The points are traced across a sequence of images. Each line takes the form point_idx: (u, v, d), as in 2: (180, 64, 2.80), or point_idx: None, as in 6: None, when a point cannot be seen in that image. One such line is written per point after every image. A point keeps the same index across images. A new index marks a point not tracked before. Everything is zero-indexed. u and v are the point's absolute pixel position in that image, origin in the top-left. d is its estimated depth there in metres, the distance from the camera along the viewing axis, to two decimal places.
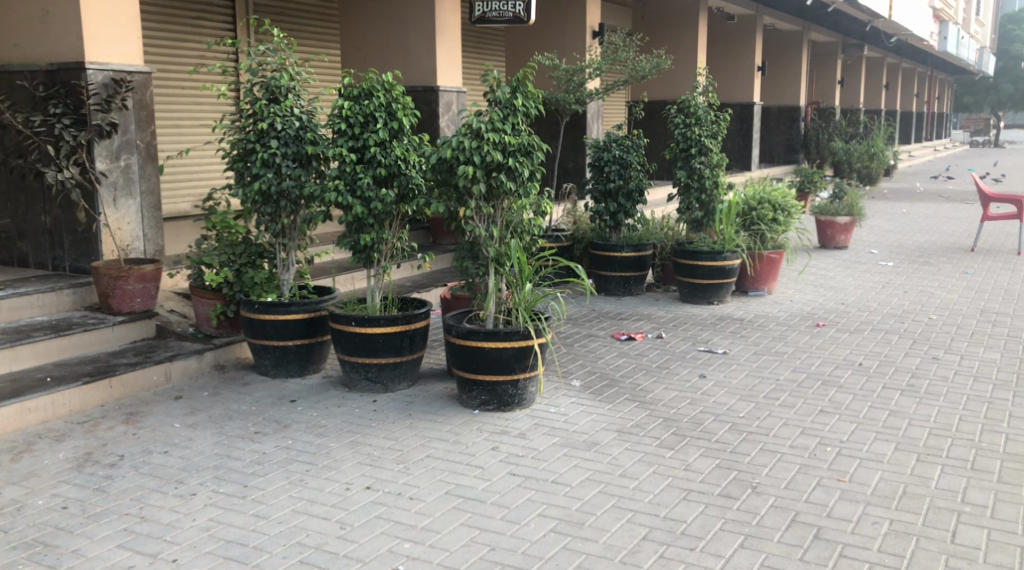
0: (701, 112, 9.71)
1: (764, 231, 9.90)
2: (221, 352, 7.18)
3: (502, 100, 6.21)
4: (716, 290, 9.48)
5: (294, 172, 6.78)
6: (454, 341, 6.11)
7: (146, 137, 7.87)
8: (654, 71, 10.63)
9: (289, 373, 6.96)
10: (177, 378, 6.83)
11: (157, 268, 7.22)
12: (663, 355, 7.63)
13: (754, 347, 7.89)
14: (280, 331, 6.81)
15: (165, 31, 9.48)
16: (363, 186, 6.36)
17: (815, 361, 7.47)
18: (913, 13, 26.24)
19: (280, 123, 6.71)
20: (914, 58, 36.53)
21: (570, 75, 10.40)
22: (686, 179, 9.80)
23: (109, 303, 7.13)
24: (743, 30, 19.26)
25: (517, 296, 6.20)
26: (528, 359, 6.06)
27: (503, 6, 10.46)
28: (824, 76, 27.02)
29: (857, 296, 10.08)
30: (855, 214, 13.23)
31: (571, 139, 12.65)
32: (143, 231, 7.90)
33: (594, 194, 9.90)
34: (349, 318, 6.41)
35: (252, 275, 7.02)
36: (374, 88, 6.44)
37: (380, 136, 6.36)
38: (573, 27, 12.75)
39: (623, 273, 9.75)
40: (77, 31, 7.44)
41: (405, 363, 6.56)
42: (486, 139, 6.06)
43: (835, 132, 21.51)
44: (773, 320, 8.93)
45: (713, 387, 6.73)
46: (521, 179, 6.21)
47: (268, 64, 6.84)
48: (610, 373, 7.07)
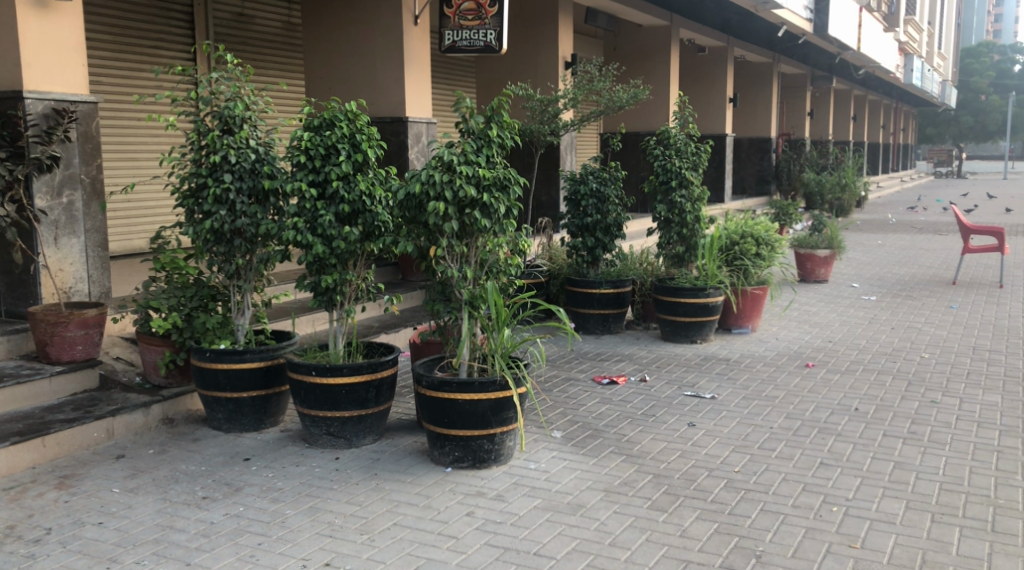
0: (681, 144, 9.34)
1: (748, 266, 9.46)
2: (170, 405, 6.61)
3: (475, 131, 5.75)
4: (699, 328, 9.03)
5: (250, 209, 6.26)
6: (425, 393, 5.59)
7: (92, 171, 7.31)
8: (632, 102, 10.22)
9: (244, 428, 6.40)
10: (119, 435, 6.25)
11: (101, 312, 6.65)
12: (648, 400, 7.13)
13: (743, 391, 7.42)
14: (233, 381, 6.26)
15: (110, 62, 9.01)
16: (324, 224, 5.85)
17: (809, 405, 7.02)
18: (880, 45, 26.24)
19: (234, 156, 6.19)
20: (881, 90, 36.73)
21: (545, 105, 9.95)
22: (666, 214, 9.37)
23: (47, 351, 6.54)
24: (714, 61, 19.02)
25: (493, 342, 5.63)
26: (505, 412, 5.55)
27: (473, 35, 10.04)
28: (794, 108, 26.90)
29: (844, 333, 9.67)
30: (835, 247, 12.88)
31: (545, 172, 12.24)
32: (88, 272, 7.31)
33: (571, 228, 9.44)
34: (309, 367, 5.88)
35: (204, 319, 6.46)
36: (336, 118, 5.96)
37: (343, 169, 5.86)
38: (545, 58, 12.38)
39: (601, 311, 9.29)
40: (15, 59, 6.91)
41: (370, 416, 6.02)
42: (459, 173, 5.58)
43: (806, 164, 21.33)
44: (760, 360, 8.49)
45: (704, 437, 6.24)
46: (497, 216, 5.69)
47: (221, 92, 6.32)
48: (593, 422, 6.56)
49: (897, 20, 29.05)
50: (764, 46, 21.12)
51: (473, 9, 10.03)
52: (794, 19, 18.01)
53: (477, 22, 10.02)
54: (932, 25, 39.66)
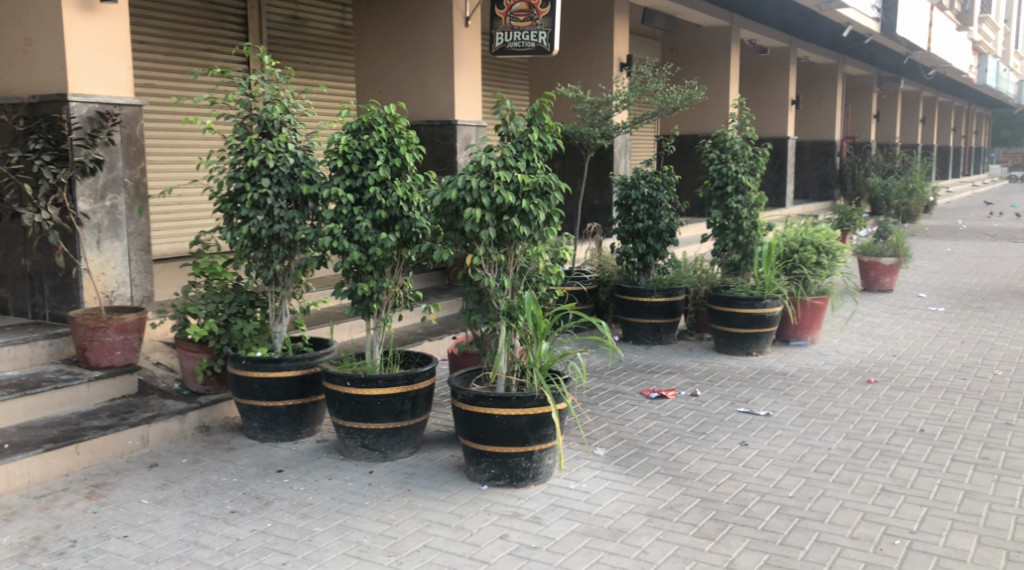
0: (737, 147, 8.99)
1: (807, 275, 9.09)
2: (206, 412, 6.50)
3: (515, 134, 5.53)
4: (755, 340, 8.70)
5: (287, 214, 6.11)
6: (461, 407, 5.38)
7: (136, 174, 7.25)
8: (687, 103, 9.89)
9: (279, 437, 6.26)
10: (154, 443, 6.16)
11: (140, 317, 6.57)
12: (698, 417, 6.85)
13: (800, 409, 7.09)
14: (268, 390, 6.13)
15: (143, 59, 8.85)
16: (360, 230, 5.67)
17: (869, 425, 6.68)
18: (952, 45, 25.38)
19: (272, 160, 6.05)
20: (952, 91, 35.66)
21: (595, 107, 9.69)
22: (721, 219, 9.06)
23: (86, 356, 6.47)
24: (777, 62, 18.52)
25: (532, 354, 5.43)
26: (544, 429, 5.32)
27: (524, 37, 9.81)
28: (860, 110, 26.19)
29: (908, 346, 9.25)
30: (901, 255, 12.40)
31: (598, 176, 11.98)
32: (130, 276, 7.25)
33: (621, 234, 9.19)
34: (344, 377, 5.71)
35: (241, 326, 6.30)
36: (374, 121, 5.78)
37: (380, 174, 5.68)
38: (598, 59, 12.13)
39: (652, 320, 9.00)
40: (61, 61, 6.87)
41: (406, 429, 5.83)
42: (497, 178, 5.35)
43: (872, 167, 20.71)
44: (818, 375, 8.13)
45: (757, 459, 5.98)
46: (536, 223, 5.45)
47: (260, 95, 6.18)
48: (639, 440, 6.30)
49: (971, 18, 27.91)
50: (828, 46, 20.54)
51: (525, 10, 9.81)
52: (861, 19, 17.46)
53: (529, 23, 9.80)
54: (1009, 24, 38.32)
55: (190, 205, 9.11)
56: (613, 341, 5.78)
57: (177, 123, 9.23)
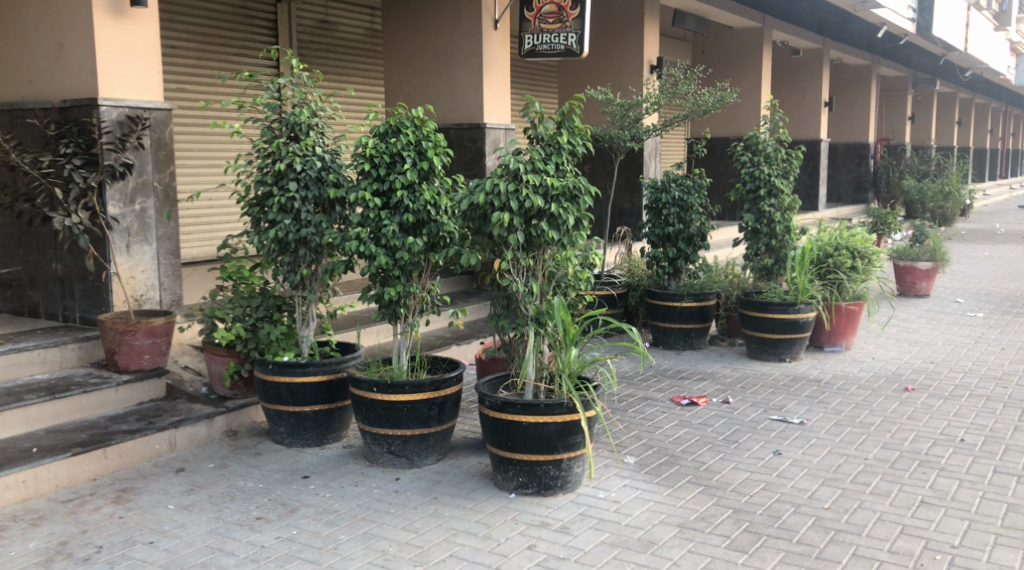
0: (770, 150, 8.85)
1: (842, 280, 8.93)
2: (233, 416, 6.49)
3: (544, 137, 5.45)
4: (788, 346, 8.56)
5: (315, 218, 6.08)
6: (489, 414, 5.32)
7: (165, 178, 7.26)
8: (718, 105, 9.79)
9: (306, 443, 6.22)
10: (181, 447, 6.14)
11: (168, 321, 6.57)
12: (730, 425, 6.73)
13: (835, 417, 6.96)
14: (295, 395, 6.09)
15: (171, 64, 8.87)
16: (387, 234, 5.62)
17: (907, 434, 6.55)
18: (989, 45, 24.97)
19: (300, 163, 6.01)
20: (989, 93, 35.13)
21: (625, 109, 9.60)
22: (754, 224, 8.89)
23: (114, 360, 6.47)
24: (810, 64, 18.30)
25: (560, 361, 5.33)
26: (573, 436, 5.24)
27: (554, 39, 9.74)
28: (894, 113, 25.85)
29: (947, 353, 9.07)
30: (938, 259, 12.20)
31: (627, 179, 11.88)
32: (159, 280, 7.25)
33: (651, 238, 9.07)
34: (370, 383, 5.66)
35: (268, 330, 6.29)
36: (402, 125, 5.74)
37: (408, 178, 5.63)
38: (629, 60, 12.03)
39: (683, 325, 8.89)
40: (91, 65, 6.88)
41: (433, 436, 5.78)
42: (525, 182, 5.28)
43: (906, 170, 20.42)
44: (854, 382, 7.98)
45: (791, 468, 5.88)
46: (566, 228, 5.37)
47: (288, 99, 6.15)
48: (670, 448, 6.20)
49: (1010, 18, 27.23)
50: (862, 47, 20.28)
51: (554, 12, 9.74)
52: (896, 20, 17.23)
53: (558, 25, 9.72)
54: None
55: (218, 208, 9.12)
56: (643, 348, 5.67)
57: (206, 127, 9.25)
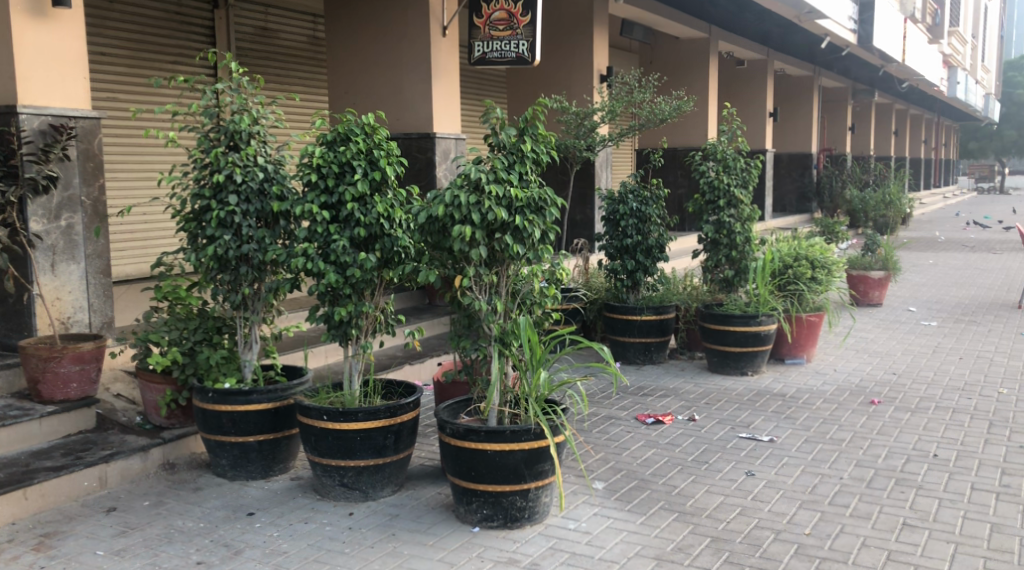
0: (730, 159, 8.60)
1: (803, 291, 8.73)
2: (171, 448, 6.01)
3: (506, 145, 5.11)
4: (750, 359, 8.32)
5: (257, 233, 5.65)
6: (450, 443, 4.95)
7: (94, 192, 6.75)
8: (675, 114, 9.56)
9: (250, 475, 5.78)
10: (113, 483, 5.67)
11: (98, 346, 6.07)
12: (698, 444, 6.44)
13: (805, 433, 6.71)
14: (238, 425, 5.65)
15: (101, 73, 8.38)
16: (337, 250, 5.23)
17: (880, 450, 6.31)
18: (924, 57, 25.32)
19: (241, 174, 5.58)
20: (924, 104, 35.75)
21: (580, 118, 9.35)
22: (713, 234, 8.64)
23: (39, 389, 5.96)
24: (755, 75, 18.27)
25: (527, 384, 4.98)
26: (541, 464, 4.90)
27: (504, 46, 9.43)
28: (835, 123, 26.08)
29: (908, 364, 8.89)
30: (889, 268, 12.14)
31: (580, 189, 11.60)
32: (88, 301, 6.73)
33: (609, 250, 8.79)
34: (320, 412, 5.26)
35: (208, 355, 5.85)
36: (351, 132, 5.35)
37: (358, 189, 5.24)
38: (580, 70, 11.76)
39: (643, 339, 8.62)
40: (9, 71, 6.37)
41: (389, 465, 5.38)
42: (487, 193, 4.93)
43: (849, 180, 20.56)
44: (819, 396, 7.76)
45: (766, 490, 5.60)
46: (531, 241, 5.04)
47: (227, 105, 5.69)
48: (639, 471, 5.89)
49: (942, 31, 27.86)
50: (805, 58, 20.35)
51: (504, 19, 9.42)
52: (838, 30, 17.29)
53: (509, 32, 9.40)
54: (976, 38, 38.51)
55: (152, 223, 8.60)
56: (613, 367, 5.36)
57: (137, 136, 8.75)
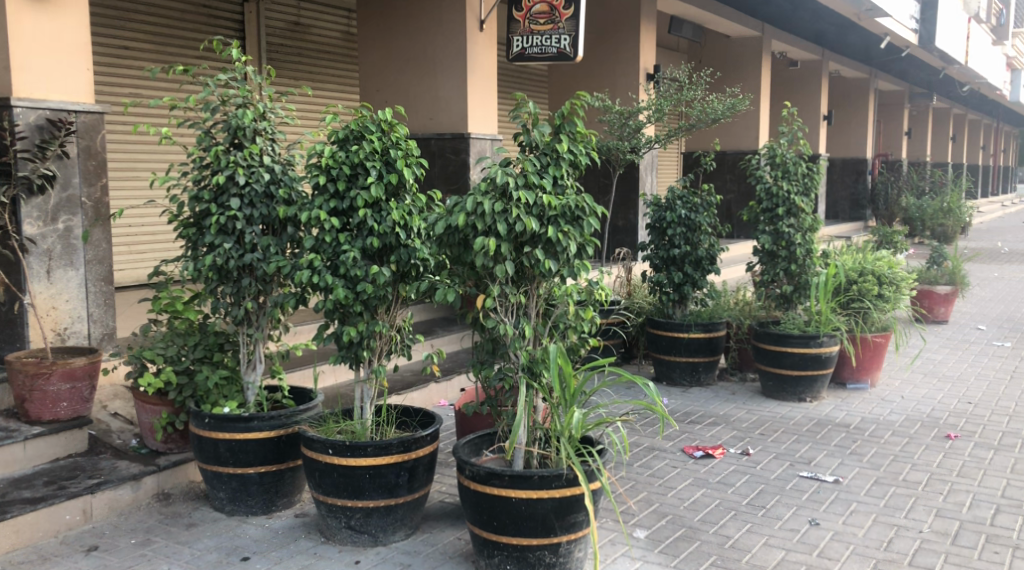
0: (790, 163, 7.85)
1: (868, 309, 7.97)
2: (166, 476, 5.45)
3: (539, 144, 4.45)
4: (809, 384, 7.59)
5: (262, 241, 5.05)
6: (470, 487, 4.32)
7: (96, 193, 6.14)
8: (729, 113, 8.83)
9: (250, 511, 5.19)
10: (99, 517, 5.11)
11: (91, 362, 5.49)
12: (754, 484, 5.75)
13: (874, 473, 5.98)
14: (237, 455, 5.07)
15: (123, 67, 7.88)
16: (347, 262, 4.62)
17: (962, 498, 5.57)
18: (987, 59, 24.18)
19: (244, 175, 4.98)
20: (983, 108, 34.46)
21: (625, 118, 8.65)
22: (770, 246, 7.90)
23: (25, 409, 5.40)
24: (808, 76, 17.39)
25: (559, 422, 4.33)
26: (573, 515, 4.25)
27: (545, 41, 8.76)
28: (891, 127, 25.05)
29: (982, 391, 8.08)
30: (957, 282, 11.30)
31: (623, 195, 10.92)
32: (87, 311, 6.13)
33: (654, 261, 8.10)
34: (325, 445, 4.67)
35: (206, 375, 5.27)
36: (365, 129, 4.71)
37: (372, 194, 4.62)
38: (625, 65, 11.08)
39: (690, 358, 7.91)
40: (4, 59, 5.77)
41: (401, 507, 4.76)
42: (516, 200, 4.28)
43: (905, 186, 19.60)
44: (886, 427, 7.01)
45: (834, 545, 4.94)
46: (565, 256, 4.39)
47: (230, 98, 5.07)
48: (686, 517, 5.23)
49: (1006, 32, 26.66)
50: (861, 59, 19.41)
51: (546, 12, 8.76)
52: (899, 30, 16.37)
53: (550, 26, 8.75)
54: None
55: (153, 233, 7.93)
56: (660, 407, 4.70)
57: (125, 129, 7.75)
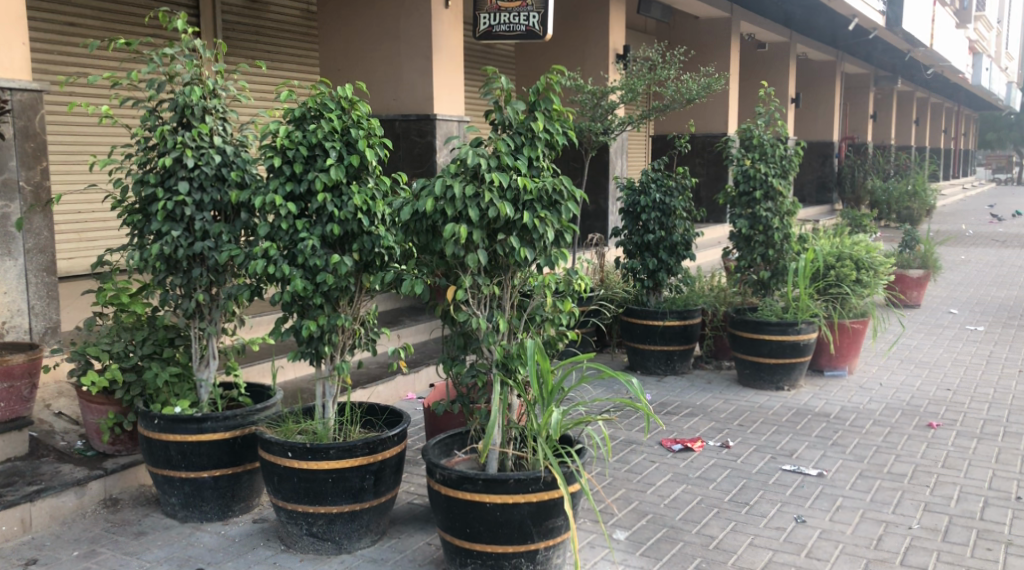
0: (767, 145, 7.61)
1: (846, 295, 7.75)
2: (114, 480, 5.09)
3: (512, 123, 4.15)
4: (787, 372, 7.36)
5: (213, 228, 4.70)
6: (440, 491, 4.02)
7: (35, 176, 5.69)
8: (704, 93, 8.57)
9: (205, 517, 4.85)
10: (39, 526, 4.75)
11: (31, 359, 5.09)
12: (736, 479, 5.50)
13: (859, 465, 5.76)
14: (189, 458, 4.73)
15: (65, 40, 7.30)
16: (305, 250, 4.29)
17: (950, 490, 5.36)
18: (951, 41, 24.16)
19: (193, 157, 4.62)
20: (946, 92, 34.58)
21: (597, 98, 8.35)
22: (747, 230, 7.66)
23: None
24: (776, 58, 17.20)
25: (535, 421, 4.04)
26: (551, 520, 3.97)
27: (513, 19, 8.43)
28: (856, 110, 24.99)
29: (961, 377, 7.90)
30: (929, 266, 11.16)
31: (594, 179, 10.64)
32: (28, 303, 5.70)
33: (628, 247, 7.83)
34: (284, 448, 4.35)
35: (156, 373, 4.92)
36: (324, 107, 4.37)
37: (331, 177, 4.29)
38: (595, 43, 10.78)
39: (665, 347, 7.67)
40: None
41: (366, 512, 4.46)
42: (488, 184, 3.98)
43: (871, 170, 19.49)
44: (868, 416, 6.80)
45: (823, 544, 4.70)
46: (542, 244, 4.09)
47: (177, 74, 4.70)
48: (668, 517, 4.97)
49: (969, 16, 26.73)
50: (828, 41, 19.27)
51: None
52: (868, 12, 16.22)
53: (518, 4, 8.41)
54: (1002, 24, 37.17)
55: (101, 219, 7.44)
56: (645, 405, 4.43)
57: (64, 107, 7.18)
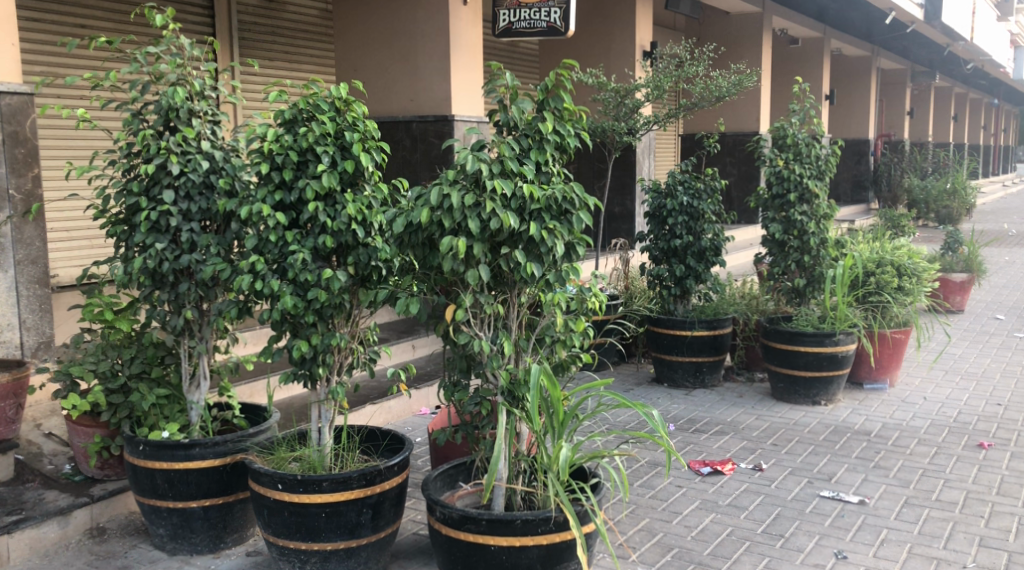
0: (802, 145, 7.17)
1: (888, 303, 7.26)
2: (101, 508, 4.77)
3: (518, 125, 3.78)
4: (824, 386, 6.92)
5: (201, 239, 4.37)
6: (441, 531, 3.65)
7: (25, 183, 5.23)
8: (735, 91, 8.12)
9: (194, 549, 4.51)
10: (18, 559, 4.43)
11: (14, 379, 4.76)
12: (769, 507, 5.08)
13: (904, 491, 5.32)
14: (176, 487, 4.39)
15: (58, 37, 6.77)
16: (294, 264, 3.94)
17: (1007, 522, 4.90)
18: (992, 35, 23.40)
19: (178, 163, 4.29)
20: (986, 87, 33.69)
21: (620, 97, 7.90)
22: (782, 235, 7.22)
23: None
24: (809, 54, 16.63)
25: (545, 454, 3.66)
26: (564, 564, 3.58)
27: (534, 14, 8.04)
28: (893, 106, 24.32)
29: (1011, 391, 7.41)
30: (973, 270, 10.61)
31: (620, 181, 10.23)
32: (19, 317, 5.25)
33: (654, 253, 7.40)
34: (273, 479, 4.00)
35: (143, 395, 4.59)
36: (315, 108, 4.01)
37: (322, 184, 3.93)
38: (620, 40, 10.37)
39: (693, 358, 7.25)
40: None
41: (365, 549, 4.09)
42: (490, 192, 3.61)
43: (909, 167, 18.84)
44: (912, 435, 6.34)
45: None
46: (550, 258, 3.73)
47: (162, 74, 4.35)
48: (695, 552, 4.56)
49: (1010, 8, 25.91)
50: (863, 36, 18.67)
51: None
52: (908, 5, 15.58)
53: None
54: None
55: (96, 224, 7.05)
56: (666, 439, 4.05)
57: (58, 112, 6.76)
